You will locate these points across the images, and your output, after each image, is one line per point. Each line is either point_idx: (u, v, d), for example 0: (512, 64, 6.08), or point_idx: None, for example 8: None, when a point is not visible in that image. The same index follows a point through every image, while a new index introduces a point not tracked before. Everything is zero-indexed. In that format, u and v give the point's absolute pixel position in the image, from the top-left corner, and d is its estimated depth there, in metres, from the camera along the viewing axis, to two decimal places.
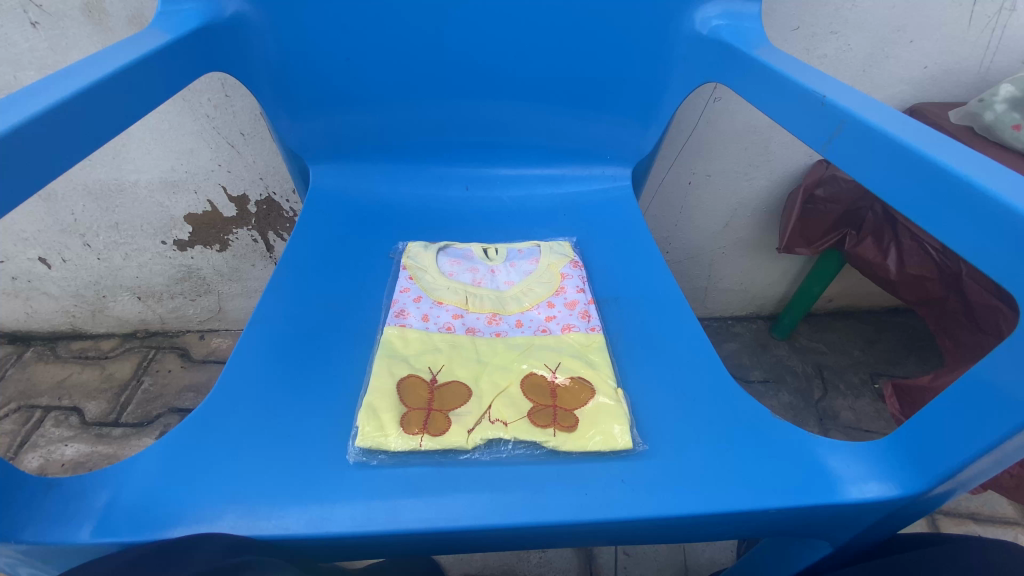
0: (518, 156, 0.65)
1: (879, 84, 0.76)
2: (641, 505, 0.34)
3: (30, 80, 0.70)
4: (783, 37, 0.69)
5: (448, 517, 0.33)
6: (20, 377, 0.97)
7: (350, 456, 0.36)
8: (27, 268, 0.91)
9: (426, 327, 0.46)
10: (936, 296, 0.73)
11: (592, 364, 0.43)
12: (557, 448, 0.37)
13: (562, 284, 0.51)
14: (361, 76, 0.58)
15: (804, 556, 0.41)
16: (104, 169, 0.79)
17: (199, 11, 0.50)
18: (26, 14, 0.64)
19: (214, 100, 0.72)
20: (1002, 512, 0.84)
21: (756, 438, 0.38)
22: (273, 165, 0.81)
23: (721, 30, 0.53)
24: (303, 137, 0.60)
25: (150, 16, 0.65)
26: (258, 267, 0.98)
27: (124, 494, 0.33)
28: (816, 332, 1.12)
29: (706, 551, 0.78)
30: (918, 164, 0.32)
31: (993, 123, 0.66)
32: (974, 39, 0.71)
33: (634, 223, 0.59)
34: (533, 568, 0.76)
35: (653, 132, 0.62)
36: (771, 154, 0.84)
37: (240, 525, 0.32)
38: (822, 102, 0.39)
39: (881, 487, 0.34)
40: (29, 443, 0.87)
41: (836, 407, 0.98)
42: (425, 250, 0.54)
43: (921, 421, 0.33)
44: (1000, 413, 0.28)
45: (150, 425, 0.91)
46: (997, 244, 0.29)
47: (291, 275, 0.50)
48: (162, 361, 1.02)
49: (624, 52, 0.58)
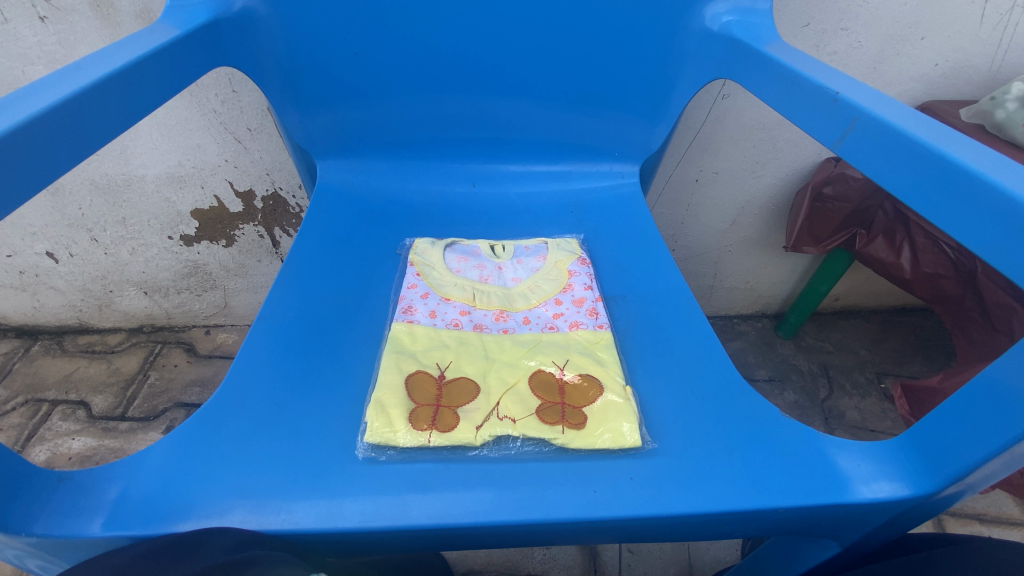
0: (525, 152, 0.65)
1: (889, 81, 0.75)
2: (649, 503, 0.34)
3: (38, 74, 0.70)
4: (793, 33, 0.69)
5: (454, 513, 0.33)
6: (27, 371, 0.98)
7: (360, 452, 0.36)
8: (34, 263, 0.91)
9: (433, 323, 0.47)
10: (951, 294, 0.73)
11: (600, 361, 0.43)
12: (566, 445, 0.37)
13: (570, 281, 0.51)
14: (369, 71, 0.58)
15: (811, 556, 0.41)
16: (111, 164, 0.79)
17: (207, 7, 0.50)
18: (34, 8, 0.64)
19: (221, 95, 0.72)
20: (1009, 513, 0.83)
21: (764, 438, 0.37)
22: (280, 161, 0.81)
23: (732, 26, 0.53)
24: (310, 131, 0.60)
25: (158, 10, 0.64)
26: (263, 263, 0.98)
27: (135, 486, 0.33)
28: (821, 332, 1.11)
29: (710, 550, 0.78)
30: (932, 160, 0.32)
31: (1004, 121, 0.65)
32: (985, 37, 0.70)
33: (641, 221, 0.59)
34: (537, 565, 0.77)
35: (661, 130, 0.61)
36: (779, 152, 0.83)
37: (249, 519, 0.32)
38: (835, 98, 0.39)
39: (892, 487, 0.33)
40: (36, 436, 0.88)
41: (842, 406, 0.98)
42: (432, 247, 0.54)
43: (934, 419, 0.33)
44: (1014, 415, 0.28)
45: (157, 420, 0.91)
46: (1012, 241, 0.28)
47: (298, 271, 0.50)
48: (168, 356, 1.02)
49: (633, 48, 0.58)
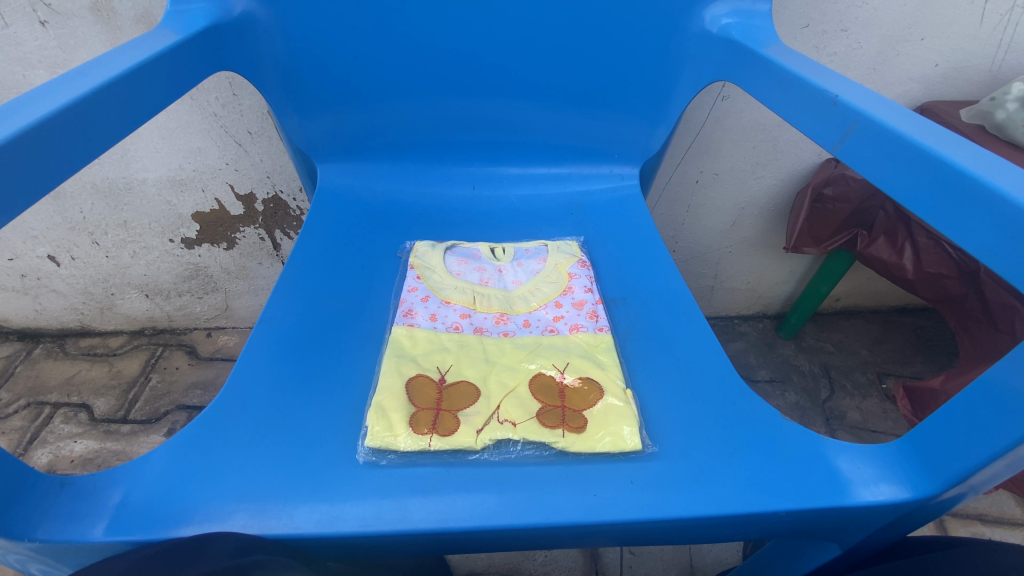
0: (524, 155, 0.65)
1: (889, 82, 0.75)
2: (650, 506, 0.34)
3: (39, 79, 0.70)
4: (793, 35, 0.69)
5: (454, 517, 0.33)
6: (29, 374, 0.98)
7: (360, 456, 0.36)
8: (36, 266, 0.92)
9: (434, 327, 0.47)
10: (955, 294, 0.73)
11: (601, 364, 0.43)
12: (566, 449, 0.37)
13: (570, 284, 0.51)
14: (369, 74, 0.58)
15: (813, 557, 0.41)
16: (112, 168, 0.79)
17: (207, 11, 0.50)
18: (36, 13, 0.65)
19: (222, 99, 0.72)
20: (1010, 514, 0.83)
21: (765, 442, 0.37)
22: (281, 164, 0.81)
23: (731, 28, 0.53)
24: (311, 134, 0.60)
25: (158, 15, 0.65)
26: (264, 265, 0.98)
27: (137, 491, 0.33)
28: (822, 332, 1.11)
29: (711, 551, 0.78)
30: (931, 163, 0.32)
31: (1005, 121, 0.65)
32: (985, 37, 0.70)
33: (640, 222, 0.59)
34: (538, 566, 0.77)
35: (661, 132, 0.61)
36: (779, 153, 0.83)
37: (251, 524, 0.32)
38: (834, 101, 0.39)
39: (893, 490, 0.33)
40: (39, 439, 0.88)
41: (843, 407, 0.98)
42: (432, 250, 0.54)
43: (935, 421, 0.33)
44: (1016, 418, 0.28)
45: (159, 422, 0.92)
46: (1009, 244, 0.28)
47: (297, 274, 0.50)
48: (170, 358, 1.03)
49: (632, 51, 0.58)
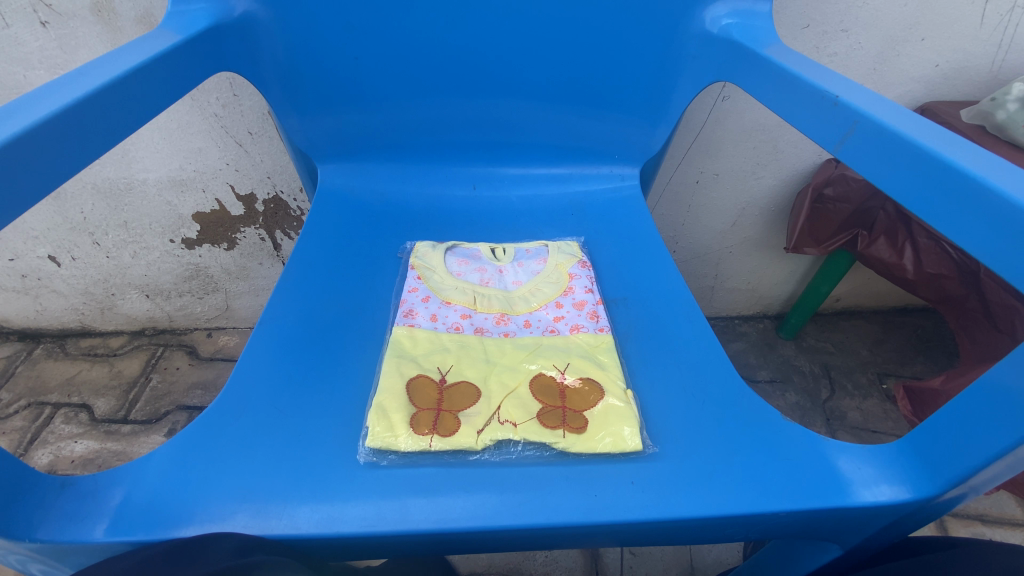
0: (525, 155, 0.65)
1: (889, 82, 0.75)
2: (651, 506, 0.34)
3: (40, 79, 0.70)
4: (793, 35, 0.69)
5: (455, 517, 0.33)
6: (30, 374, 0.98)
7: (361, 456, 0.36)
8: (37, 266, 0.92)
9: (434, 327, 0.47)
10: (955, 294, 0.73)
11: (601, 365, 0.43)
12: (567, 450, 0.37)
13: (571, 284, 0.51)
14: (370, 74, 0.58)
15: (814, 558, 0.41)
16: (113, 168, 0.79)
17: (208, 11, 0.50)
18: (36, 14, 0.65)
19: (222, 99, 0.72)
20: (1011, 514, 0.83)
21: (766, 443, 0.37)
22: (281, 165, 0.81)
23: (732, 29, 0.53)
24: (311, 134, 0.60)
25: (159, 15, 0.65)
26: (265, 266, 0.98)
27: (138, 491, 0.33)
28: (823, 332, 1.11)
29: (712, 551, 0.78)
30: (931, 163, 0.32)
31: (1005, 122, 0.65)
32: (986, 37, 0.70)
33: (641, 223, 0.59)
34: (539, 567, 0.77)
35: (662, 132, 0.61)
36: (780, 153, 0.83)
37: (251, 524, 0.32)
38: (834, 102, 0.39)
39: (893, 490, 0.33)
40: (39, 439, 0.88)
41: (844, 407, 0.98)
42: (433, 250, 0.54)
43: (936, 422, 0.33)
44: (1016, 419, 0.28)
45: (160, 422, 0.92)
46: (1010, 245, 0.28)
47: (298, 275, 0.50)
48: (171, 359, 1.03)
49: (632, 51, 0.58)
